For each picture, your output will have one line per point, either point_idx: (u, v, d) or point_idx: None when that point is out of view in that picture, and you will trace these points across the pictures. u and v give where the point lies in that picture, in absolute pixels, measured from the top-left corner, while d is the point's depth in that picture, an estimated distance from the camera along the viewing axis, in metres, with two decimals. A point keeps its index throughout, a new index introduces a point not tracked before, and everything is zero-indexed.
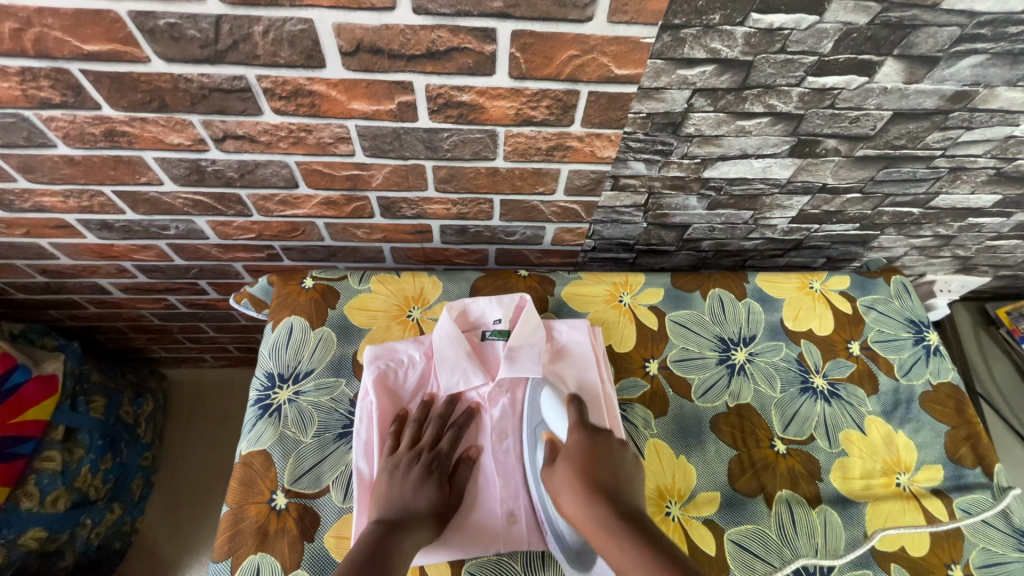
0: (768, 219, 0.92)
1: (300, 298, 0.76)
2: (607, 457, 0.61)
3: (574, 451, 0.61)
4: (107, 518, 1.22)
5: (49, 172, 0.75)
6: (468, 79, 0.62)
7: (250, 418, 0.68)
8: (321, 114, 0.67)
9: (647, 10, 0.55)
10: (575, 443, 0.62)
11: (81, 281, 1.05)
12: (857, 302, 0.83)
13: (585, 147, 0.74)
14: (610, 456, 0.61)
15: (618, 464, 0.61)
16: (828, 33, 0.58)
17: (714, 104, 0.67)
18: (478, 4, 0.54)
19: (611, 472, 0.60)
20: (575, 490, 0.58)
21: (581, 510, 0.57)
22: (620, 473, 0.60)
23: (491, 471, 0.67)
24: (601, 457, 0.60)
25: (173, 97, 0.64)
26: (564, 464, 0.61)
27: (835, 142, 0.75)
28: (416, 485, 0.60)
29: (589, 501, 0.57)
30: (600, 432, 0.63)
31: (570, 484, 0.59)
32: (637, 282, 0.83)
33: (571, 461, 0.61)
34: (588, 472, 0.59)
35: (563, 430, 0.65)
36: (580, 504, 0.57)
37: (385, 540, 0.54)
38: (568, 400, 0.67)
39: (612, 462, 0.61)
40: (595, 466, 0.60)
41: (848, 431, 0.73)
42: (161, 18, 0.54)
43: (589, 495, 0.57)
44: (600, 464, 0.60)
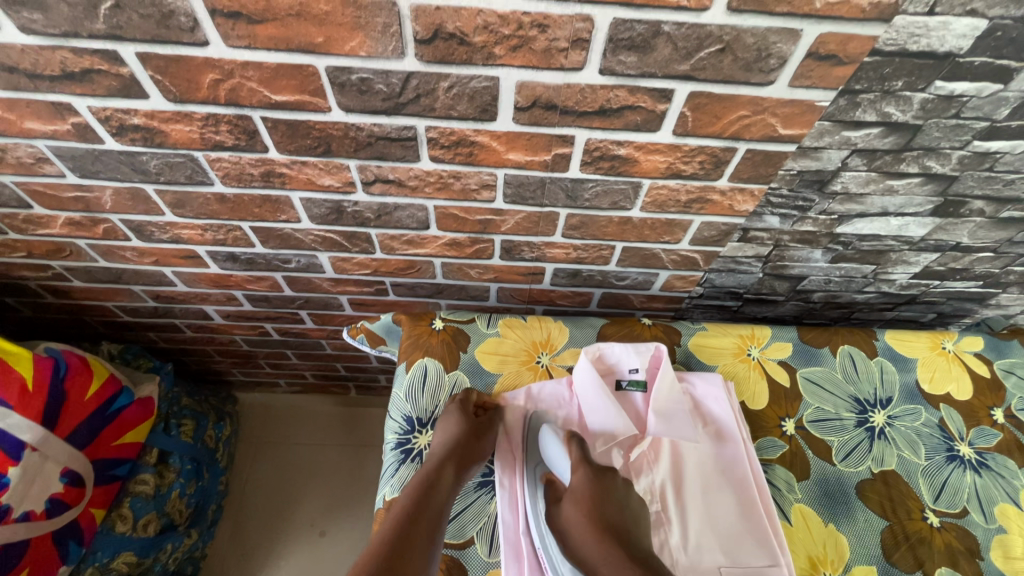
0: (889, 275, 0.90)
1: (432, 340, 0.77)
2: (612, 496, 0.63)
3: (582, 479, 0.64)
4: (185, 543, 1.20)
5: (198, 208, 0.78)
6: (631, 134, 0.63)
7: (392, 462, 0.69)
8: (476, 163, 0.68)
9: (832, 76, 0.55)
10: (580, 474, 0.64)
11: (188, 307, 1.07)
12: (995, 366, 0.80)
13: (724, 201, 0.73)
14: (619, 495, 0.63)
15: (626, 497, 0.64)
16: (1008, 101, 0.58)
17: (870, 164, 0.67)
18: (665, 66, 0.55)
19: (614, 510, 0.62)
20: (586, 536, 0.60)
21: (593, 552, 0.59)
22: (625, 507, 0.63)
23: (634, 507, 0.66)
24: (607, 499, 0.62)
25: (339, 143, 0.66)
26: (572, 508, 0.62)
27: (982, 203, 0.73)
28: (460, 453, 0.65)
29: (601, 544, 0.59)
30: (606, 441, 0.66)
31: (582, 526, 0.61)
32: (764, 335, 0.81)
33: (576, 500, 0.63)
34: (595, 512, 0.61)
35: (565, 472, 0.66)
36: (591, 547, 0.59)
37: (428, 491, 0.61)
38: (567, 438, 0.67)
39: (619, 501, 0.63)
40: (601, 506, 0.62)
41: (1003, 505, 0.69)
42: (355, 73, 0.56)
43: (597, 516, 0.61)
44: (603, 504, 0.62)
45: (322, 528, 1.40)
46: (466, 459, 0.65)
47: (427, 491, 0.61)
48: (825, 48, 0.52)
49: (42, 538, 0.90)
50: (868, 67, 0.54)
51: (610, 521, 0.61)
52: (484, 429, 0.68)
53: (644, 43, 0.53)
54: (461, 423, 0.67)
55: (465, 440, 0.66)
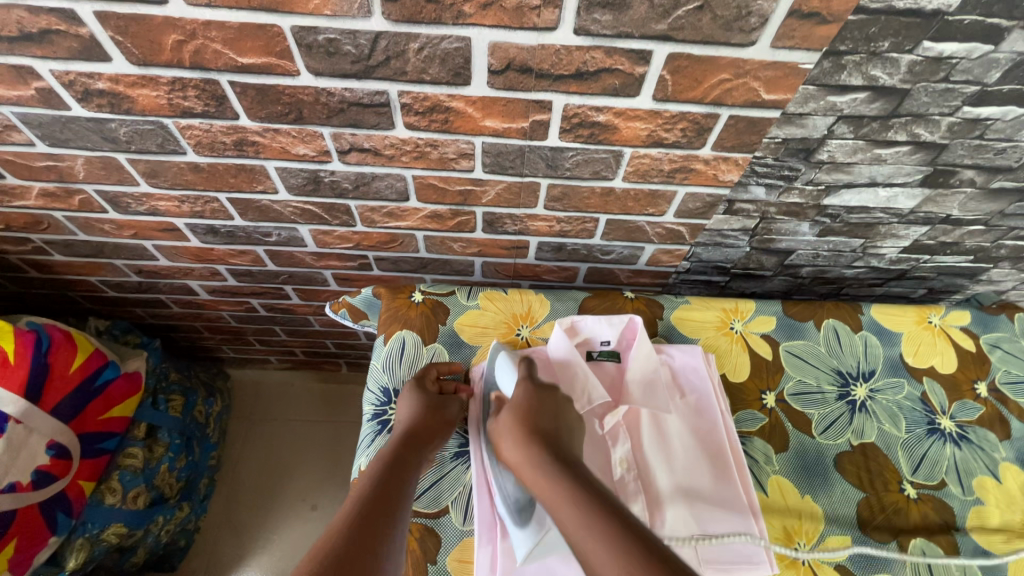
0: (878, 248, 0.89)
1: (410, 313, 0.76)
2: (548, 407, 0.65)
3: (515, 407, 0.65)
4: (177, 516, 1.21)
5: (172, 178, 0.76)
6: (610, 99, 0.61)
7: (368, 433, 0.68)
8: (452, 130, 0.66)
9: (816, 36, 0.53)
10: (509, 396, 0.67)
11: (172, 282, 1.07)
12: (981, 340, 0.79)
13: (708, 170, 0.72)
14: (549, 406, 0.65)
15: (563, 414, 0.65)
16: (999, 63, 0.56)
17: (857, 131, 0.65)
18: (642, 25, 0.53)
19: (550, 421, 0.63)
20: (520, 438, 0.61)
21: (519, 455, 0.60)
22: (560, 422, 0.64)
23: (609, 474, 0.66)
24: (542, 409, 0.64)
25: (311, 110, 0.64)
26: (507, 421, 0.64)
27: (973, 173, 0.71)
28: (420, 433, 0.63)
29: (528, 445, 0.60)
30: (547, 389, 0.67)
31: (512, 431, 0.62)
32: (747, 308, 0.80)
33: (513, 410, 0.64)
34: (529, 422, 0.62)
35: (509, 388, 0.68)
36: (520, 451, 0.60)
37: (390, 475, 0.58)
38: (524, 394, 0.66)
39: (550, 412, 0.64)
40: (536, 417, 0.63)
41: (981, 478, 0.69)
42: (321, 33, 0.54)
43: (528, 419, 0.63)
44: (540, 413, 0.64)
45: (314, 502, 1.42)
46: (427, 437, 0.63)
47: (388, 474, 0.58)
48: (808, 5, 0.50)
49: (28, 509, 0.90)
50: (853, 26, 0.52)
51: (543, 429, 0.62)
52: (443, 408, 0.66)
53: (619, 0, 0.50)
54: (414, 406, 0.66)
55: (420, 420, 0.64)
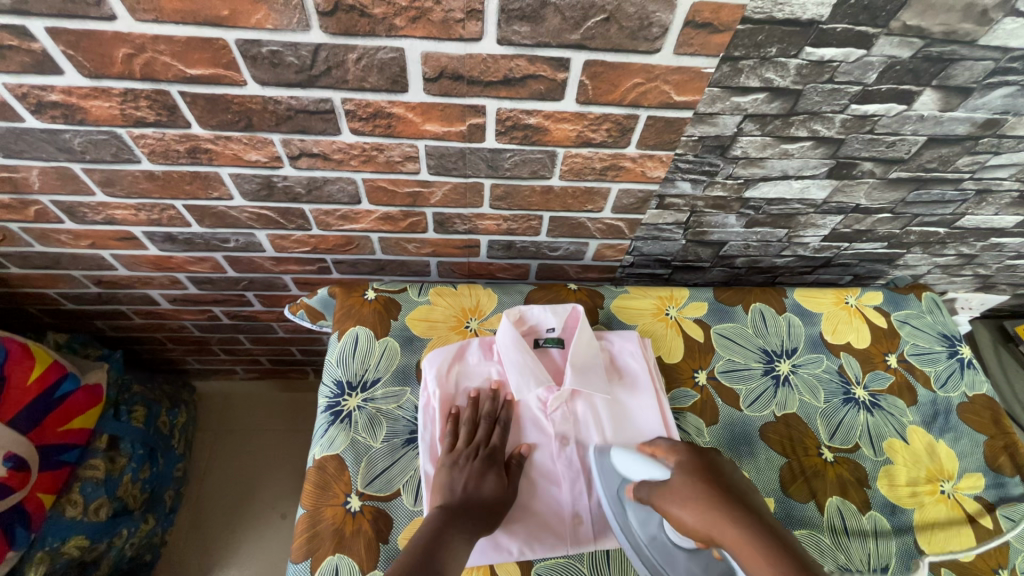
0: (802, 238, 0.96)
1: (363, 309, 0.79)
2: (719, 468, 0.60)
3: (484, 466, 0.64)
4: (142, 528, 1.21)
5: (128, 186, 0.79)
6: (538, 103, 0.67)
7: (321, 424, 0.70)
8: (395, 135, 0.71)
9: (711, 43, 0.60)
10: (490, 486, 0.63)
11: (132, 292, 1.08)
12: (892, 317, 0.87)
13: (637, 167, 0.78)
14: (722, 465, 0.60)
15: (733, 474, 0.60)
16: (874, 65, 0.63)
17: (763, 128, 0.72)
18: (558, 36, 0.59)
19: (730, 481, 0.59)
20: (698, 496, 0.57)
21: (703, 518, 0.55)
22: (741, 485, 0.59)
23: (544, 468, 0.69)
24: (716, 469, 0.59)
25: (260, 117, 0.68)
26: (681, 482, 0.59)
27: (871, 165, 0.79)
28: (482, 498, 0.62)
29: (711, 507, 0.56)
30: (703, 448, 0.63)
31: (688, 493, 0.58)
32: (682, 296, 0.86)
33: (686, 471, 0.60)
34: (706, 482, 0.58)
35: (642, 464, 0.64)
36: (703, 513, 0.56)
37: (445, 531, 0.58)
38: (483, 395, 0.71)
39: (726, 471, 0.60)
40: (712, 476, 0.59)
41: (891, 440, 0.76)
42: (265, 45, 0.59)
43: (717, 504, 0.55)
44: (713, 474, 0.59)
45: (284, 510, 1.43)
46: (487, 503, 0.62)
47: (446, 532, 0.58)
48: (701, 17, 0.57)
49: None
50: (743, 34, 0.59)
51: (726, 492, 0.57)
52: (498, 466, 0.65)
53: (535, 14, 0.56)
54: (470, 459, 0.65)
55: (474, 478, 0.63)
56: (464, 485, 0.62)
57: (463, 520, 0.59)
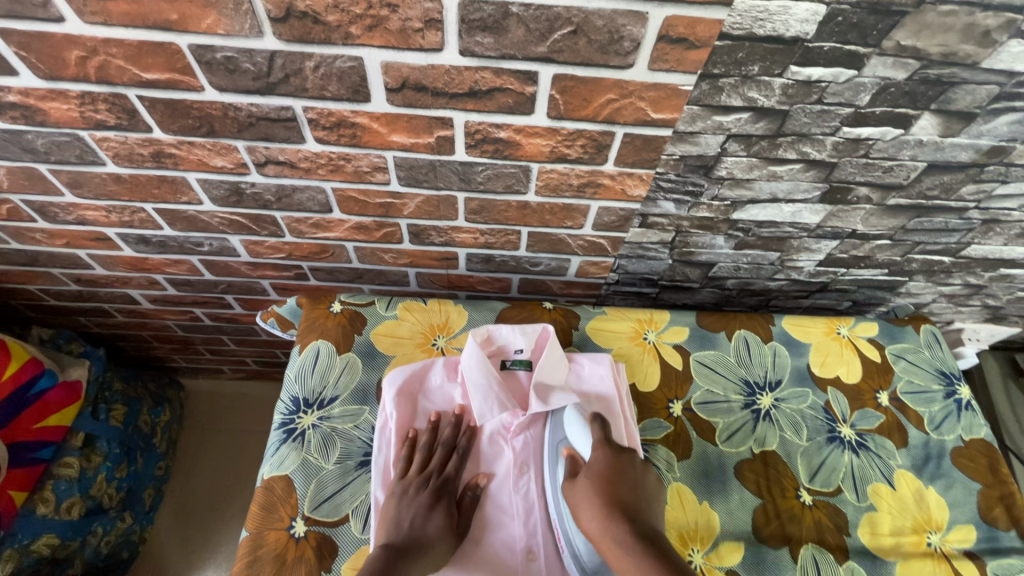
0: (795, 261, 0.92)
1: (327, 322, 0.77)
2: (625, 478, 0.60)
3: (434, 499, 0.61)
4: (117, 527, 1.21)
5: (96, 188, 0.78)
6: (507, 117, 0.64)
7: (274, 442, 0.68)
8: (362, 145, 0.68)
9: (688, 60, 0.56)
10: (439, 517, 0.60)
11: (112, 291, 1.07)
12: (886, 351, 0.82)
13: (616, 185, 0.74)
14: (631, 475, 0.61)
15: (641, 488, 0.60)
16: (866, 87, 0.59)
17: (748, 149, 0.68)
18: (523, 48, 0.55)
19: (631, 493, 0.59)
20: (595, 506, 0.57)
21: (599, 529, 0.56)
22: (641, 497, 0.59)
23: (501, 498, 0.66)
24: (621, 479, 0.60)
25: (221, 124, 0.66)
26: (585, 487, 0.60)
27: (867, 190, 0.75)
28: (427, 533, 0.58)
29: (606, 520, 0.56)
30: (624, 453, 0.63)
31: (589, 499, 0.58)
32: (662, 319, 0.82)
33: (591, 476, 0.60)
34: (607, 493, 0.58)
35: (585, 447, 0.64)
36: (600, 523, 0.56)
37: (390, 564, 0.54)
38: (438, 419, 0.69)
39: (632, 482, 0.60)
40: (616, 485, 0.59)
41: (876, 485, 0.71)
42: (219, 51, 0.57)
43: (610, 518, 0.56)
44: (619, 483, 0.59)
45: None
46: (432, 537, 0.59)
47: (390, 563, 0.54)
48: (675, 31, 0.53)
49: None
50: (721, 51, 0.55)
51: (624, 504, 0.58)
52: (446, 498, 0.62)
53: (497, 25, 0.53)
54: (418, 492, 0.62)
55: (422, 512, 0.60)
56: (411, 520, 0.59)
57: (408, 553, 0.56)
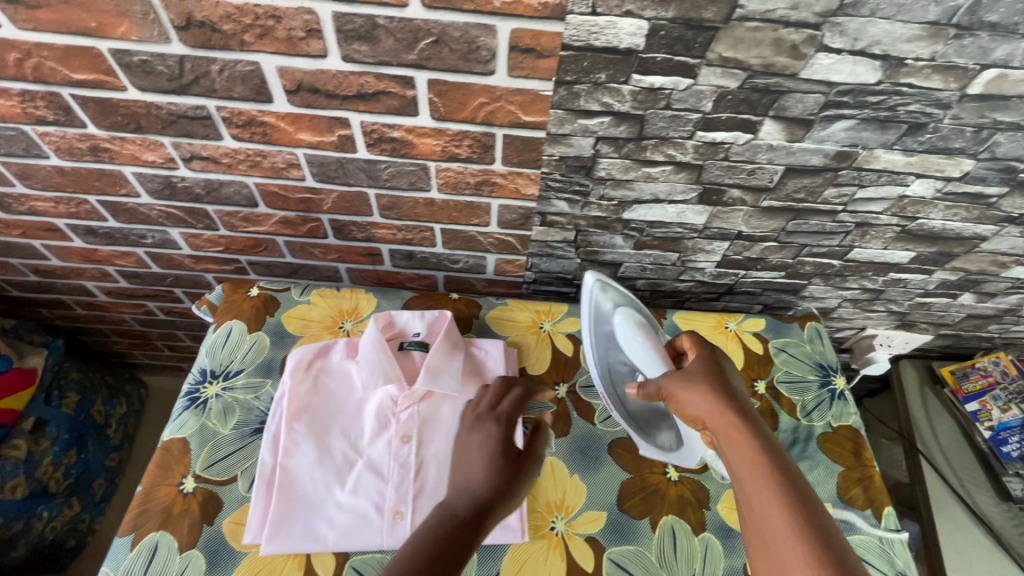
0: (695, 262, 0.98)
1: (244, 305, 0.83)
2: (725, 377, 0.65)
3: (505, 460, 0.62)
4: (64, 513, 1.26)
5: (43, 180, 0.86)
6: (396, 118, 0.72)
7: (178, 408, 0.74)
8: (273, 142, 0.76)
9: (541, 67, 0.64)
10: (511, 476, 0.61)
11: (69, 283, 1.15)
12: (769, 344, 0.88)
13: (509, 184, 0.82)
14: (727, 374, 0.66)
15: (735, 382, 0.65)
16: (705, 94, 0.66)
17: (618, 151, 0.75)
18: (396, 55, 0.64)
19: (731, 384, 0.64)
20: (706, 398, 0.63)
21: (708, 412, 0.62)
22: (735, 387, 0.64)
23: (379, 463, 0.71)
24: (722, 378, 0.64)
25: (147, 121, 0.74)
26: (693, 385, 0.65)
27: (739, 192, 0.81)
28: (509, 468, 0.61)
29: (716, 407, 0.61)
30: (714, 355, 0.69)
31: (699, 395, 0.63)
32: (559, 311, 0.89)
33: (698, 380, 0.65)
34: (713, 389, 0.63)
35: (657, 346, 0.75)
36: (707, 408, 0.62)
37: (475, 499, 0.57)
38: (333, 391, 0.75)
39: (729, 379, 0.65)
40: (718, 383, 0.64)
41: None
42: (135, 55, 0.65)
43: (718, 406, 0.61)
44: (720, 382, 0.64)
45: None
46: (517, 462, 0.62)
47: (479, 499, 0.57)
48: (523, 42, 0.61)
49: None
50: (569, 60, 0.63)
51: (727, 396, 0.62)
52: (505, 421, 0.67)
53: (369, 34, 0.61)
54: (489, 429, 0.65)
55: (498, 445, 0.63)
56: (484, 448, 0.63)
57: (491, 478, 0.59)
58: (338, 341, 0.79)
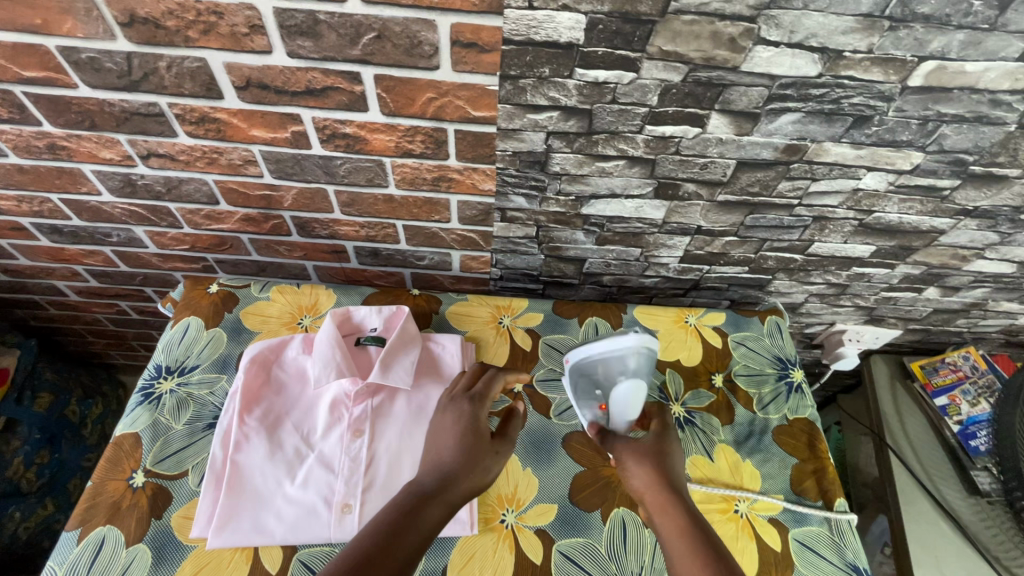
0: (658, 258, 0.98)
1: (202, 301, 0.84)
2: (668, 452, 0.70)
3: (478, 439, 0.67)
4: (38, 513, 1.25)
5: (3, 178, 0.86)
6: (347, 114, 0.72)
7: (131, 404, 0.74)
8: (228, 139, 0.77)
9: (484, 62, 0.64)
10: (481, 455, 0.66)
11: (39, 282, 1.15)
12: (729, 337, 0.88)
13: (466, 179, 0.82)
14: (672, 450, 0.71)
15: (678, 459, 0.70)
16: (650, 88, 0.67)
17: (570, 146, 0.76)
18: (340, 51, 0.64)
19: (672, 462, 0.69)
20: (649, 468, 0.67)
21: (647, 484, 0.66)
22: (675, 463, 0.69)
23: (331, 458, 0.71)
24: (667, 453, 0.70)
25: (100, 118, 0.75)
26: (639, 455, 0.69)
27: (694, 186, 0.82)
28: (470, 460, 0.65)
29: (655, 479, 0.66)
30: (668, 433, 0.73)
31: (644, 466, 0.67)
32: (519, 306, 0.89)
33: (645, 446, 0.70)
34: (660, 463, 0.68)
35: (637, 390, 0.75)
36: (649, 480, 0.66)
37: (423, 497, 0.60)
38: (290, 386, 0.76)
39: (674, 456, 0.70)
40: (661, 457, 0.69)
41: (695, 457, 0.76)
42: (82, 52, 0.66)
43: (659, 478, 0.66)
44: (664, 456, 0.69)
45: None
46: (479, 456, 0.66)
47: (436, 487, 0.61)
48: (464, 37, 0.62)
49: None
50: (511, 54, 0.63)
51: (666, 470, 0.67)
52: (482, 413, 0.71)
53: (311, 30, 0.62)
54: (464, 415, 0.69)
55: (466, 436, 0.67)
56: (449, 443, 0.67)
57: (451, 477, 0.62)
58: (294, 338, 0.79)
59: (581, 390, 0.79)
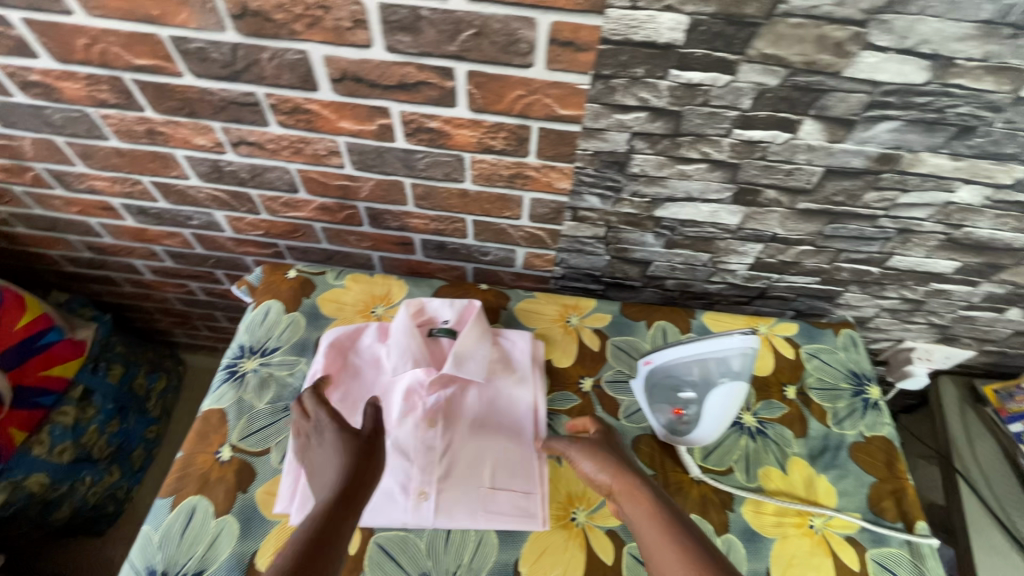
0: (727, 264, 0.97)
1: (282, 286, 0.87)
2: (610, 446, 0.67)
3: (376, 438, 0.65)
4: (105, 479, 1.32)
5: (102, 160, 0.91)
6: (434, 108, 0.73)
7: (217, 381, 0.77)
8: (316, 129, 0.79)
9: (579, 60, 0.64)
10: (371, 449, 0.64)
11: (119, 260, 1.21)
12: (801, 349, 0.86)
13: (542, 177, 0.82)
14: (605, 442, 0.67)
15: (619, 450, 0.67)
16: (744, 91, 0.66)
17: (653, 147, 0.75)
18: (437, 47, 0.65)
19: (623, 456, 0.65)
20: (610, 462, 0.63)
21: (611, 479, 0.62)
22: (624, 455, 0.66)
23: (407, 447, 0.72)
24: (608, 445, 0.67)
25: (199, 106, 0.78)
26: (590, 452, 0.65)
27: (775, 193, 0.80)
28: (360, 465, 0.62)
29: (618, 468, 0.62)
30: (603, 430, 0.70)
31: (599, 459, 0.64)
32: (587, 306, 0.89)
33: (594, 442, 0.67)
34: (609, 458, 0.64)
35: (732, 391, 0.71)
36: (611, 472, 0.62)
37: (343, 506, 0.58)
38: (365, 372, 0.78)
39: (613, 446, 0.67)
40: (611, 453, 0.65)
41: (768, 468, 0.75)
42: (192, 42, 0.69)
43: (619, 469, 0.62)
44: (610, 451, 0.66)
45: None
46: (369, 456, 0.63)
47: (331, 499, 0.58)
48: (562, 35, 0.62)
49: None
50: (606, 54, 0.63)
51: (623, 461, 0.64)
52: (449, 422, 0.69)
53: (412, 25, 0.63)
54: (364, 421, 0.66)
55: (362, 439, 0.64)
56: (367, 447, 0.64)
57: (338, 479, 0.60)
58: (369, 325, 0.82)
59: (659, 392, 0.76)
